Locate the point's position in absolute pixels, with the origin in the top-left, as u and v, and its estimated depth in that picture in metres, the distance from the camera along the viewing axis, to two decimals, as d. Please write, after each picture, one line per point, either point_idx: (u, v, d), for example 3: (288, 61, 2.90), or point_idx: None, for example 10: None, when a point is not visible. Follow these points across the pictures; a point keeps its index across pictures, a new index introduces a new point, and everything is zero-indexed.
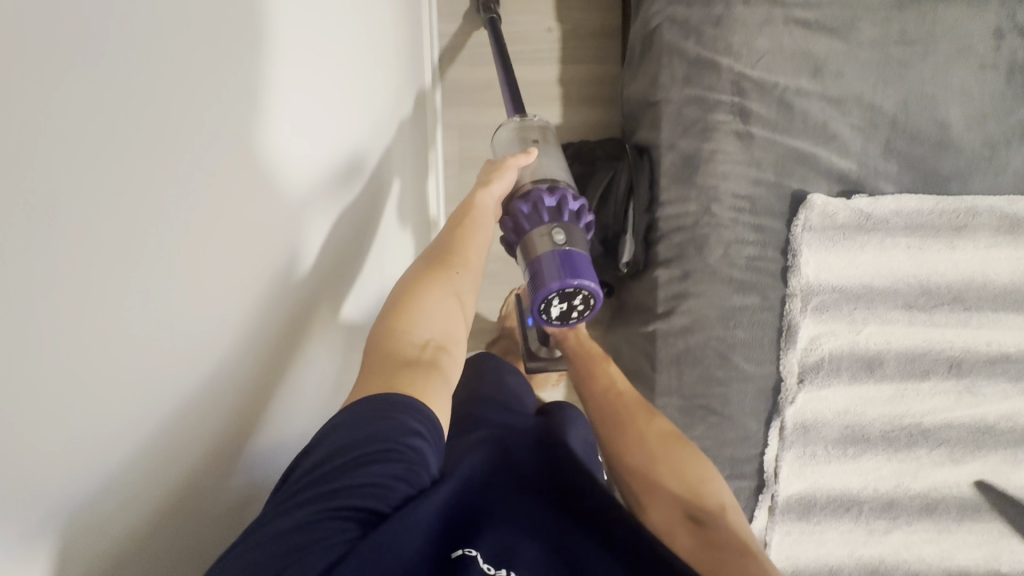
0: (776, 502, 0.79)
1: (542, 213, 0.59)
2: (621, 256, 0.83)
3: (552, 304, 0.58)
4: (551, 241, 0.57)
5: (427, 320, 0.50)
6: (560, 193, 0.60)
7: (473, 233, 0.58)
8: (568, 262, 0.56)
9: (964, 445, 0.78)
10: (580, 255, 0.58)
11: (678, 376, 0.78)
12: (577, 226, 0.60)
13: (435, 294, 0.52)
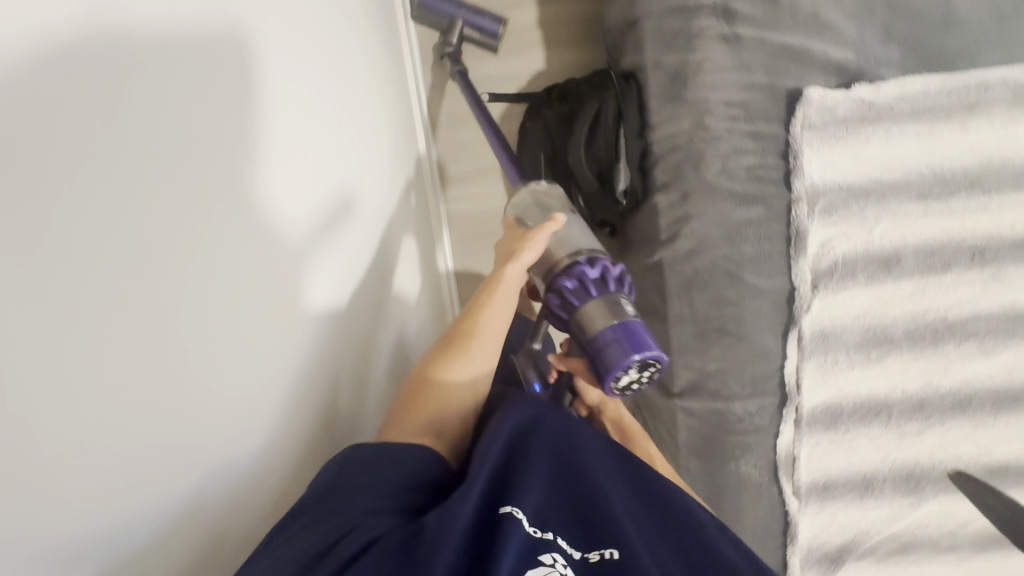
0: (801, 415, 0.78)
1: (611, 281, 0.61)
2: (618, 185, 0.81)
3: (626, 378, 0.59)
4: (612, 314, 0.59)
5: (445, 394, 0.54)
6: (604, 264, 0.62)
7: (501, 304, 0.58)
8: (634, 334, 0.58)
9: (994, 335, 0.75)
10: (640, 325, 0.59)
11: (690, 302, 0.78)
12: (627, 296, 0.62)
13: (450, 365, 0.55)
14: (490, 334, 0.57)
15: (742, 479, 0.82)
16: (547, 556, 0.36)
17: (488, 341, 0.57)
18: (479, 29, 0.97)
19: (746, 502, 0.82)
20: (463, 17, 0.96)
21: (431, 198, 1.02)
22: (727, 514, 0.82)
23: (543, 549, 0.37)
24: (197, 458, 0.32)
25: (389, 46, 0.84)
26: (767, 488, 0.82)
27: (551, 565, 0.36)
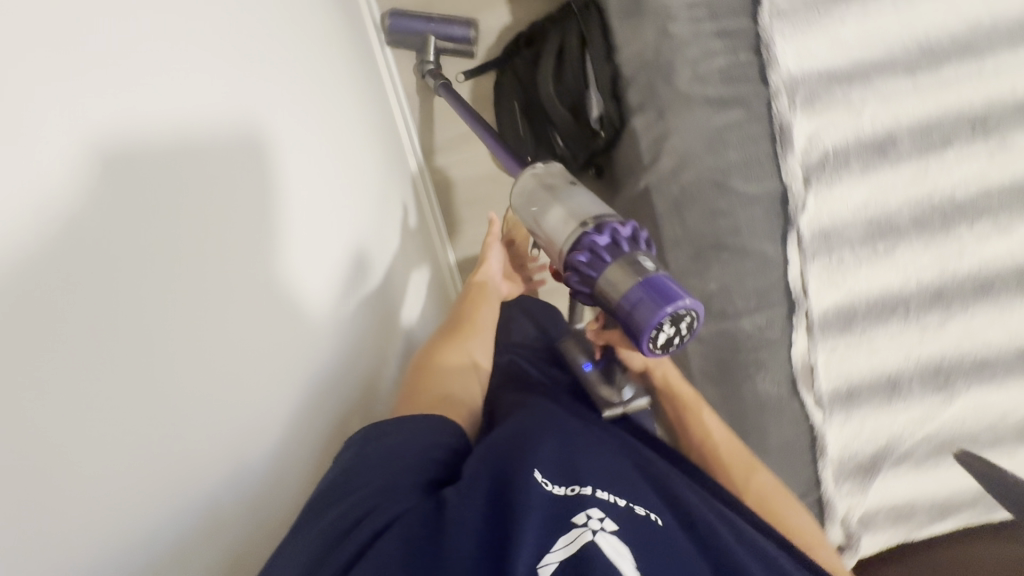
0: (813, 321, 0.75)
1: (623, 242, 0.56)
2: (591, 112, 0.82)
3: (663, 333, 0.52)
4: (640, 266, 0.54)
5: (451, 380, 0.63)
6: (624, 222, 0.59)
7: (483, 304, 0.75)
8: (665, 286, 0.53)
9: (1009, 209, 0.71)
10: (668, 279, 0.54)
11: (682, 221, 0.78)
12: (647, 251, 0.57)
13: (449, 357, 0.66)
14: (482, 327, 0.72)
15: (761, 397, 0.79)
16: (579, 516, 0.42)
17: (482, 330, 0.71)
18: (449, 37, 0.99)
19: (769, 420, 0.80)
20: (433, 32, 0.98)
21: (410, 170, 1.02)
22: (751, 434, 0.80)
23: (576, 511, 0.42)
24: (213, 470, 0.33)
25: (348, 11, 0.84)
26: (788, 403, 0.79)
27: (583, 523, 0.41)
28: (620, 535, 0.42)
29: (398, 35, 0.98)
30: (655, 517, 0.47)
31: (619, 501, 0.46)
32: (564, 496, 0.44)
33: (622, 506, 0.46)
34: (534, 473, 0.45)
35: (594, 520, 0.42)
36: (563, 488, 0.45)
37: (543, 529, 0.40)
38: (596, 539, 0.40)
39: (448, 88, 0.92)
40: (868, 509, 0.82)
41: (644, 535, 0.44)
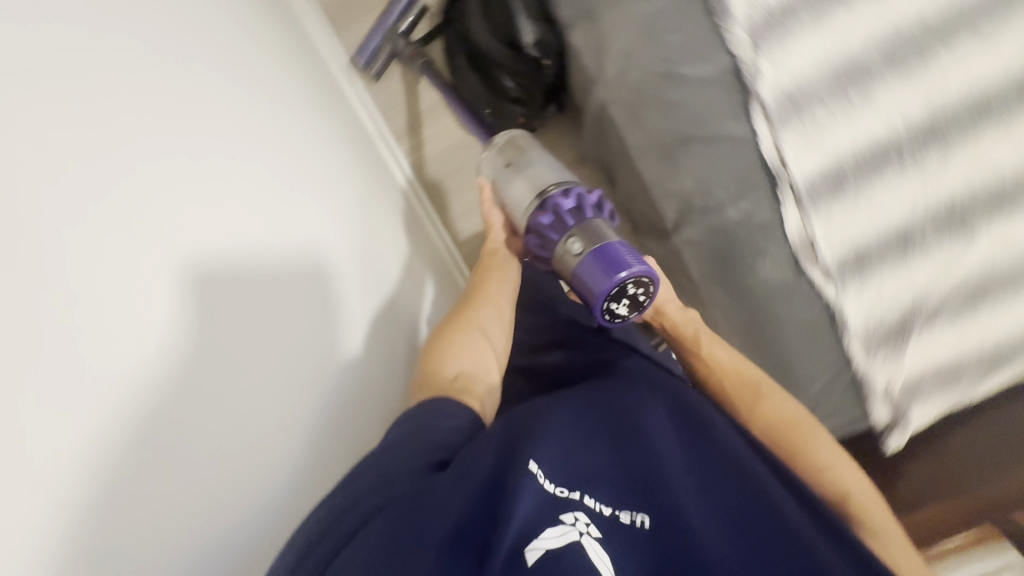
0: (799, 190, 0.71)
1: (558, 225, 0.67)
2: (523, 40, 0.81)
3: (615, 306, 0.62)
4: (573, 252, 0.64)
5: (461, 352, 0.65)
6: (551, 206, 0.69)
7: (495, 278, 0.74)
8: (598, 263, 0.62)
9: (988, 18, 0.65)
10: (602, 250, 0.63)
11: (644, 123, 0.76)
12: (587, 222, 0.66)
13: (460, 338, 0.66)
14: (494, 302, 0.72)
15: (767, 284, 0.77)
16: (567, 514, 0.39)
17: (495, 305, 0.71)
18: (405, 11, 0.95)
19: (781, 306, 0.77)
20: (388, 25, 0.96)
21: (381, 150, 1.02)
22: (766, 329, 0.78)
23: (563, 509, 0.39)
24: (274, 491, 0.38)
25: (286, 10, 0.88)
26: (796, 284, 0.76)
27: (570, 523, 0.39)
28: (606, 543, 0.39)
29: (375, 68, 1.01)
30: (644, 520, 0.41)
31: (603, 508, 0.41)
32: (557, 494, 0.40)
33: (604, 514, 0.41)
34: (529, 460, 0.41)
35: (581, 522, 0.39)
36: (557, 487, 0.41)
37: (537, 514, 0.38)
38: (582, 542, 0.38)
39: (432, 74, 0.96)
40: (910, 377, 0.77)
41: (621, 543, 0.40)
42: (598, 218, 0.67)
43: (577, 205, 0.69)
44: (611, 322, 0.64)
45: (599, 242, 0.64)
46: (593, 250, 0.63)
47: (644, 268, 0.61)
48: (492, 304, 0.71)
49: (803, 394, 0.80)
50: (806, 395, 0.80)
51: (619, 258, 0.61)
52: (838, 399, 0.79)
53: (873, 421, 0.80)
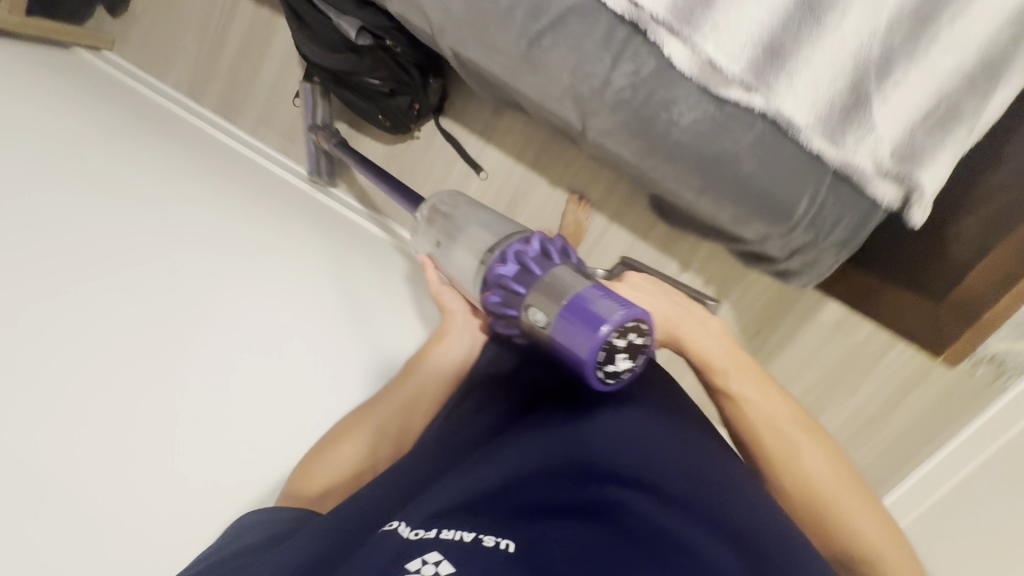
0: (667, 23, 0.67)
1: (512, 287, 0.63)
2: (352, 37, 0.85)
3: (612, 363, 0.54)
4: (540, 323, 0.59)
5: (355, 445, 0.71)
6: (496, 282, 0.65)
7: (415, 377, 0.77)
8: (568, 327, 0.55)
9: None
10: (565, 309, 0.56)
11: (496, 49, 0.74)
12: (535, 282, 0.61)
13: (377, 415, 0.74)
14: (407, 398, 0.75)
15: (694, 128, 0.71)
16: (413, 561, 0.44)
17: (405, 405, 0.75)
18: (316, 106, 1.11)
19: (723, 140, 0.71)
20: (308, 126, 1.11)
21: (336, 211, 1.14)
22: (720, 168, 0.73)
23: (413, 556, 0.44)
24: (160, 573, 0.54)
25: (176, 135, 1.04)
26: (724, 114, 0.70)
27: (417, 570, 0.43)
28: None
29: (324, 169, 1.16)
30: (508, 543, 0.46)
31: (465, 536, 0.46)
32: (413, 538, 0.46)
33: (468, 540, 0.46)
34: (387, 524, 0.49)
35: (430, 564, 0.43)
36: (413, 530, 0.47)
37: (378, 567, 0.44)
38: None
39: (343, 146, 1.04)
40: (899, 141, 0.68)
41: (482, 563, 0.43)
42: (551, 267, 0.62)
43: (520, 265, 0.64)
44: (622, 380, 0.56)
45: (557, 302, 0.57)
46: (558, 310, 0.56)
47: (620, 311, 0.53)
48: (407, 398, 0.75)
49: (797, 213, 0.74)
50: (801, 213, 0.74)
51: (593, 310, 0.54)
52: (836, 199, 0.73)
53: (886, 204, 0.72)
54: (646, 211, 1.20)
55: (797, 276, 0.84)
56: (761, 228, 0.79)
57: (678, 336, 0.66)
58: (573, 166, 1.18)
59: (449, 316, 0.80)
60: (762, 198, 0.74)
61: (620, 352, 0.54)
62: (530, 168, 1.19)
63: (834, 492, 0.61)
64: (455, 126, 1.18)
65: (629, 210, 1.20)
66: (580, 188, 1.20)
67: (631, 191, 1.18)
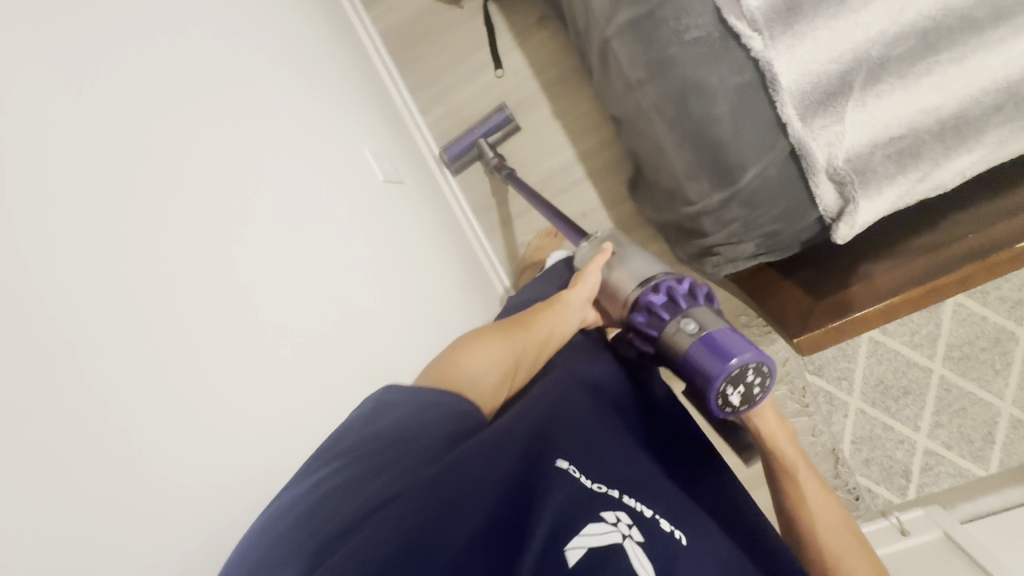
0: None
1: (680, 299, 0.65)
2: None
3: (731, 391, 0.58)
4: (688, 333, 0.61)
5: (476, 363, 0.60)
6: (665, 287, 0.66)
7: (531, 332, 0.66)
8: (714, 346, 0.59)
9: None
10: (716, 334, 0.60)
11: None
12: (697, 307, 0.64)
13: (486, 348, 0.61)
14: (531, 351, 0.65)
15: (693, 47, 0.72)
16: (608, 514, 0.40)
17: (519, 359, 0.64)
18: (496, 129, 1.19)
19: (709, 72, 0.72)
20: (480, 137, 1.18)
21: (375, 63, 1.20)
22: (695, 101, 0.73)
23: (605, 508, 0.41)
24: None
25: None
26: (721, 44, 0.71)
27: (613, 523, 0.40)
28: (647, 546, 0.40)
29: (460, 161, 1.21)
30: (682, 537, 0.44)
31: (642, 509, 0.44)
32: (596, 490, 0.42)
33: (647, 515, 0.44)
34: (558, 461, 0.44)
35: (623, 523, 0.40)
36: (592, 482, 0.43)
37: (564, 522, 0.38)
38: (626, 544, 0.39)
39: (513, 176, 1.12)
40: (860, 152, 0.70)
41: (668, 547, 0.42)
42: (702, 306, 0.64)
43: (689, 291, 0.66)
44: (720, 408, 0.60)
45: (713, 329, 0.61)
46: (707, 334, 0.60)
47: (760, 354, 0.58)
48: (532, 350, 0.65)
49: (740, 181, 0.75)
50: (745, 181, 0.74)
51: (731, 344, 0.59)
52: (782, 183, 0.74)
53: (822, 210, 0.74)
54: (621, 183, 1.21)
55: (718, 255, 0.84)
56: (706, 188, 0.78)
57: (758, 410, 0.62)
58: (579, 112, 1.21)
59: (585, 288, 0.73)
60: (717, 149, 0.74)
61: (739, 386, 0.58)
62: (543, 90, 1.21)
63: None
64: (498, 20, 1.21)
65: (608, 174, 1.21)
66: (576, 132, 1.21)
67: (617, 159, 1.20)
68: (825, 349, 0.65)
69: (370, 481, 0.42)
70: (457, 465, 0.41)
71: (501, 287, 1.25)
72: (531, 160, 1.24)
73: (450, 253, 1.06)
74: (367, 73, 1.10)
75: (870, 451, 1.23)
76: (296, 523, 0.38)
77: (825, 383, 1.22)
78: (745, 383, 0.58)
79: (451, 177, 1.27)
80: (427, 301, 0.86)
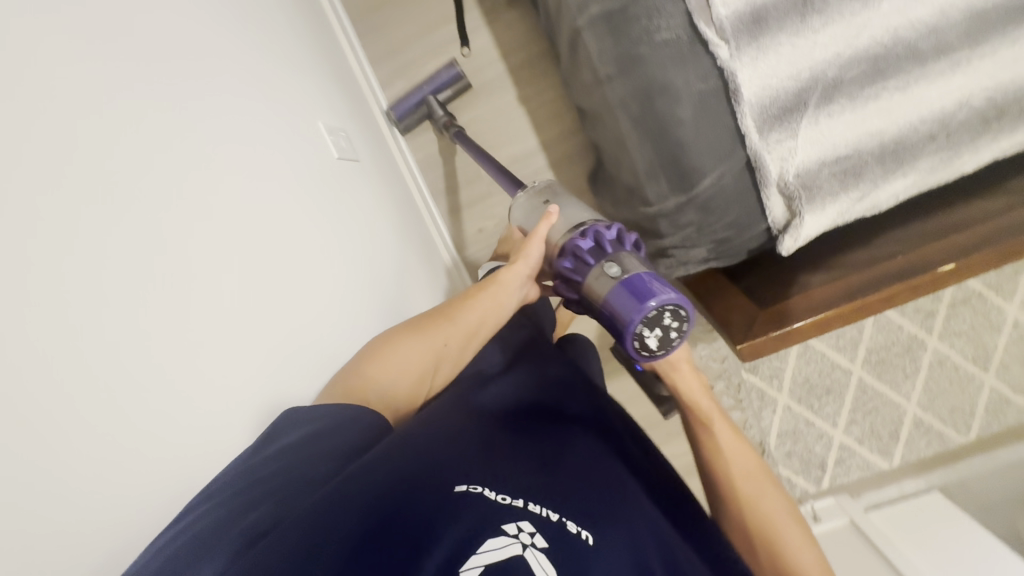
0: None
1: (607, 244, 0.63)
2: None
3: (647, 333, 0.57)
4: (609, 275, 0.60)
5: (391, 363, 0.57)
6: (592, 232, 0.64)
7: (454, 326, 0.61)
8: (634, 287, 0.58)
9: None
10: (637, 276, 0.59)
11: None
12: (623, 252, 0.63)
13: (400, 346, 0.59)
14: (452, 344, 0.61)
15: (662, 48, 0.72)
16: (511, 525, 0.38)
17: (438, 355, 0.60)
18: (445, 86, 1.15)
19: (675, 74, 0.72)
20: (429, 94, 1.15)
21: (334, 27, 1.13)
22: (661, 103, 0.74)
23: (510, 518, 0.39)
24: None
25: None
26: (689, 49, 0.72)
27: (514, 533, 0.38)
28: (549, 554, 0.38)
29: (409, 120, 1.17)
30: (589, 536, 0.42)
31: (552, 514, 0.41)
32: (500, 502, 0.40)
33: (555, 520, 0.41)
34: (460, 483, 0.41)
35: (525, 533, 0.39)
36: (500, 494, 0.41)
37: (460, 537, 0.36)
38: (523, 555, 0.37)
39: (461, 136, 1.08)
40: (808, 168, 0.73)
41: (571, 554, 0.40)
42: (630, 253, 0.63)
43: (618, 236, 0.65)
44: (637, 352, 0.59)
45: (630, 271, 0.60)
46: (629, 275, 0.59)
47: (679, 296, 0.58)
48: (453, 344, 0.61)
49: (699, 186, 0.76)
50: (703, 187, 0.76)
51: (651, 285, 0.58)
52: (735, 193, 0.76)
53: (771, 221, 0.77)
54: (581, 175, 1.21)
55: (671, 258, 0.85)
56: (665, 190, 0.79)
57: (676, 369, 0.62)
58: (544, 100, 1.19)
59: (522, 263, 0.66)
60: (679, 153, 0.75)
61: (656, 329, 0.58)
62: (509, 74, 1.18)
63: (796, 542, 0.56)
64: None
65: (569, 166, 1.21)
66: (540, 119, 1.20)
67: (580, 150, 1.20)
68: (764, 355, 0.67)
69: (272, 492, 0.38)
70: (375, 476, 0.39)
71: (448, 255, 1.23)
72: (493, 145, 1.22)
73: (407, 239, 1.03)
74: (325, 39, 1.04)
75: (792, 444, 1.32)
76: (191, 533, 0.35)
77: (758, 381, 1.30)
78: (661, 325, 0.57)
79: (411, 157, 1.23)
80: (385, 291, 0.83)
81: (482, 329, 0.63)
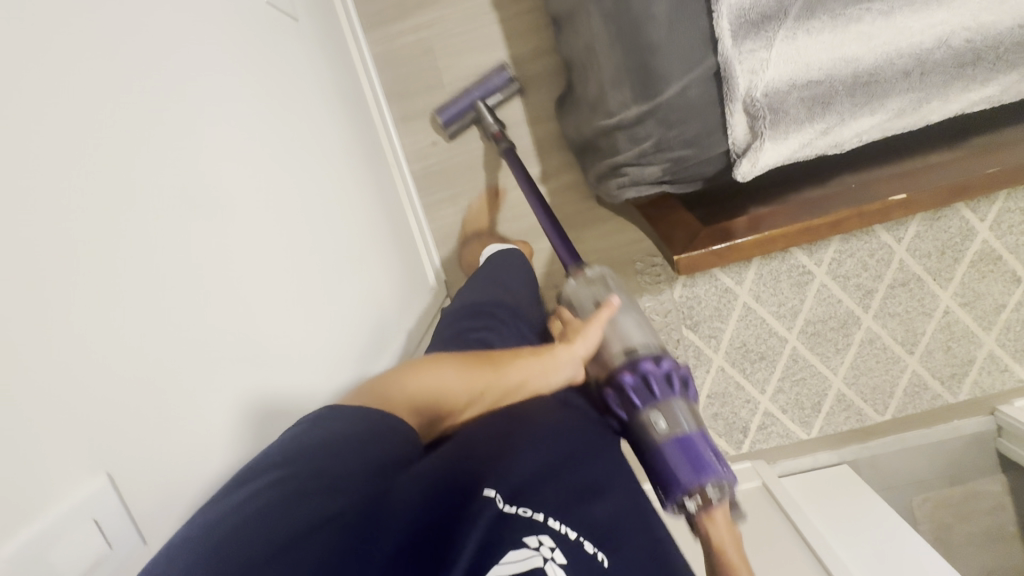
0: None
1: (655, 383, 0.63)
2: None
3: (688, 504, 0.59)
4: (656, 429, 0.61)
5: (431, 379, 0.52)
6: (641, 368, 0.64)
7: (501, 374, 0.57)
8: (682, 454, 0.60)
9: None
10: (685, 440, 0.60)
11: None
12: (673, 398, 0.63)
13: (441, 366, 0.54)
14: (492, 390, 0.55)
15: None
16: (530, 538, 0.40)
17: (476, 393, 0.55)
18: (496, 92, 1.08)
19: None
20: (479, 99, 1.07)
21: None
22: None
23: (529, 532, 0.40)
24: None
25: None
26: None
27: (535, 547, 0.39)
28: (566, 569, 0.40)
29: (455, 126, 1.09)
30: (604, 559, 0.43)
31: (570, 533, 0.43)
32: (521, 515, 0.41)
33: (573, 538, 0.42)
34: (488, 487, 0.42)
35: (546, 547, 0.40)
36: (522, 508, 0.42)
37: (485, 546, 0.37)
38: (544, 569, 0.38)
39: (512, 156, 1.04)
40: (778, 87, 0.68)
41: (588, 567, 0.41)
42: (679, 399, 0.63)
43: (665, 372, 0.64)
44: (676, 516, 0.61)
45: (684, 430, 0.61)
46: (676, 436, 0.60)
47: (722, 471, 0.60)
48: (495, 390, 0.56)
49: (662, 95, 0.70)
50: (666, 96, 0.70)
51: (697, 455, 0.60)
52: (700, 105, 0.70)
53: (731, 144, 0.73)
54: (549, 99, 1.14)
55: (623, 176, 0.81)
56: (627, 98, 0.73)
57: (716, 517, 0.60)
58: (519, 10, 1.10)
59: (578, 344, 0.64)
60: (645, 55, 0.69)
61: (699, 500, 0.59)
62: None
63: None
64: None
65: (538, 88, 1.13)
66: (514, 30, 1.11)
67: (550, 71, 1.12)
68: (706, 268, 0.64)
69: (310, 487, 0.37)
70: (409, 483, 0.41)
71: (404, 191, 1.14)
72: (458, 51, 1.12)
73: (350, 131, 0.93)
74: None
75: (720, 406, 1.33)
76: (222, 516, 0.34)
77: (696, 338, 1.29)
78: (705, 497, 0.59)
79: (367, 52, 1.11)
80: (328, 196, 0.76)
81: (523, 387, 0.58)
